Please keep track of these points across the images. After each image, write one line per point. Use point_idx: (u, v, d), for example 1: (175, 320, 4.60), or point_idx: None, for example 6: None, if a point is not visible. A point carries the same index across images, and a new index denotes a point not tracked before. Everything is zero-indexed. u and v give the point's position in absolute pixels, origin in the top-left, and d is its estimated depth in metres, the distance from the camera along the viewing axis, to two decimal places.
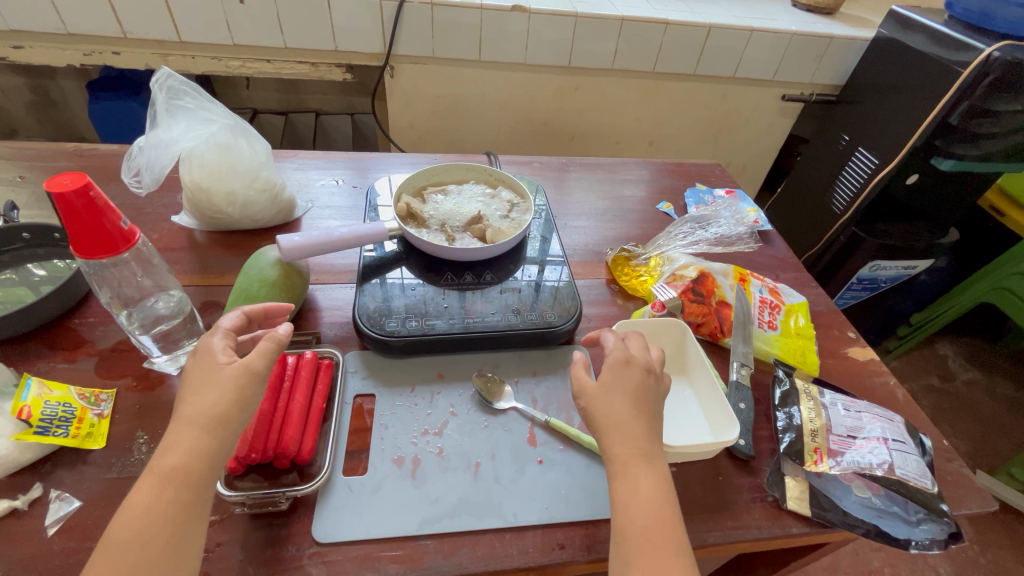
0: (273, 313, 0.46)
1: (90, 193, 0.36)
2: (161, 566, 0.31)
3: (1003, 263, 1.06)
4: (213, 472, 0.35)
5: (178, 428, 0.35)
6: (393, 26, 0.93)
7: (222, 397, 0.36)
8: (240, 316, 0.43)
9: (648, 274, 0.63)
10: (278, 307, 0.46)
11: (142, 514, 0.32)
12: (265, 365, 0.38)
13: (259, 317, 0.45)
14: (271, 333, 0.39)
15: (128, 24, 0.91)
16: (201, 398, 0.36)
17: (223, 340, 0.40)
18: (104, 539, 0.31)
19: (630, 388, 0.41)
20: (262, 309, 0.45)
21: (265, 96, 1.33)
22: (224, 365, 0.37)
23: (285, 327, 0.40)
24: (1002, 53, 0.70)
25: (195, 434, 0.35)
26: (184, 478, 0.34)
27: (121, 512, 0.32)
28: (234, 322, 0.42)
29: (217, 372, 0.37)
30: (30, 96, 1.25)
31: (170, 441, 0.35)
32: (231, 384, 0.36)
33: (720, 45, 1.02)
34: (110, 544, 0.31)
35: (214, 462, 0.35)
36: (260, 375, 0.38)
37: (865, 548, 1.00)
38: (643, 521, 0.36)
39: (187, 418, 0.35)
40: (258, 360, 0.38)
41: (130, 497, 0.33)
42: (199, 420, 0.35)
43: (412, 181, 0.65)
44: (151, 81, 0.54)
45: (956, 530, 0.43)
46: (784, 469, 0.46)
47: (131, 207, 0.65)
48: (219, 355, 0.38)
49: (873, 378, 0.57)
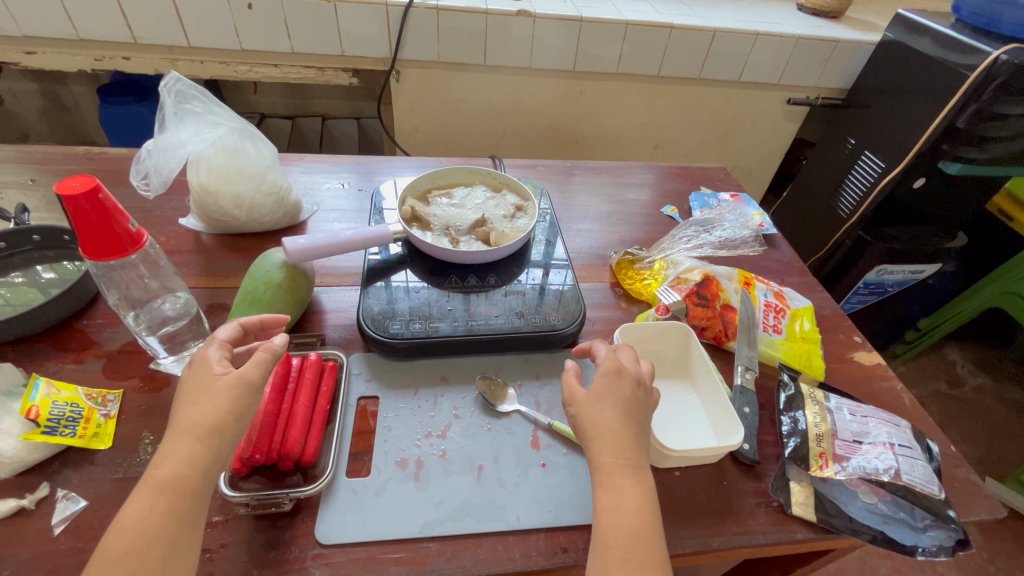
0: (269, 324, 0.45)
1: (99, 196, 0.36)
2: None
3: (1013, 268, 1.05)
4: (206, 482, 0.35)
5: (173, 438, 0.35)
6: (399, 31, 0.94)
7: (218, 407, 0.36)
8: (235, 327, 0.43)
9: (652, 277, 0.63)
10: (274, 317, 0.45)
11: (136, 524, 0.32)
12: (262, 375, 0.39)
13: (256, 328, 0.45)
14: (266, 343, 0.40)
15: (138, 30, 0.93)
16: (197, 408, 0.36)
17: (218, 352, 0.40)
18: (100, 548, 0.32)
19: (620, 398, 0.41)
20: (257, 320, 0.44)
21: (272, 100, 1.35)
22: (220, 375, 0.38)
23: (279, 339, 0.41)
24: (1010, 56, 0.70)
25: (190, 444, 0.35)
26: (178, 487, 0.34)
27: (116, 523, 0.33)
28: (231, 334, 0.42)
29: (213, 382, 0.37)
30: (42, 101, 1.27)
31: (167, 451, 0.35)
32: (228, 394, 0.37)
33: (725, 49, 1.02)
34: (106, 553, 0.32)
35: (208, 471, 0.35)
36: (256, 385, 0.38)
37: (873, 555, 0.99)
38: (627, 531, 0.36)
39: (182, 429, 0.36)
40: (253, 370, 0.38)
41: (125, 507, 0.33)
42: (194, 430, 0.35)
43: (417, 184, 0.66)
44: (160, 84, 0.54)
45: (963, 537, 0.43)
46: (789, 474, 0.46)
47: (140, 210, 0.66)
48: (215, 366, 0.38)
49: (880, 383, 0.57)
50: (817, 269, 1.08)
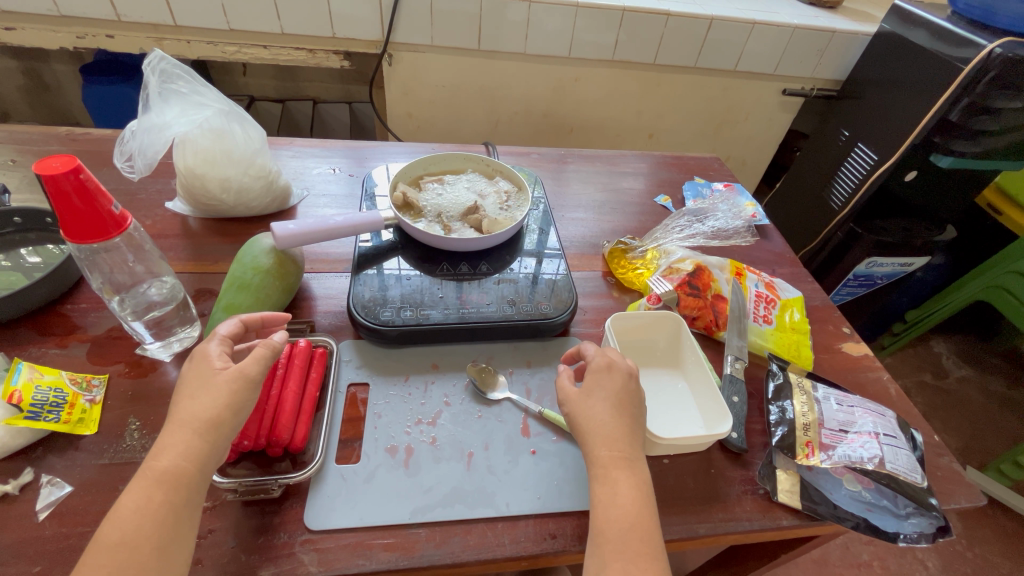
0: (270, 322, 0.45)
1: (81, 177, 0.35)
2: (153, 567, 0.31)
3: (999, 262, 1.05)
4: (203, 475, 0.35)
5: (171, 431, 0.35)
6: (391, 13, 0.92)
7: (215, 401, 0.36)
8: (237, 323, 0.42)
9: (644, 267, 0.63)
10: (275, 316, 0.45)
11: (131, 516, 0.32)
12: (260, 371, 0.38)
13: (256, 325, 0.44)
14: (266, 340, 0.40)
15: (121, 7, 0.90)
16: (195, 402, 0.36)
17: (219, 346, 0.40)
18: (94, 539, 0.31)
19: (610, 392, 0.41)
20: (258, 317, 0.44)
21: (262, 82, 1.32)
22: (220, 370, 0.38)
23: (280, 336, 0.41)
24: (1004, 49, 0.70)
25: (187, 436, 0.35)
26: (174, 479, 0.34)
27: (112, 514, 0.32)
28: (232, 330, 0.42)
29: (212, 377, 0.37)
30: (23, 80, 1.24)
31: (163, 443, 0.35)
32: (226, 389, 0.37)
33: (722, 37, 1.01)
34: (101, 543, 0.31)
35: (205, 464, 0.35)
36: (256, 381, 0.38)
37: (855, 541, 1.02)
38: (623, 523, 0.36)
39: (180, 421, 0.35)
40: (253, 365, 0.38)
41: (121, 498, 0.33)
42: (192, 423, 0.35)
43: (408, 170, 0.65)
44: (143, 63, 0.52)
45: (944, 524, 0.44)
46: (776, 462, 0.47)
47: (125, 193, 0.65)
48: (215, 360, 0.38)
49: (867, 373, 0.57)
50: (808, 261, 1.09)
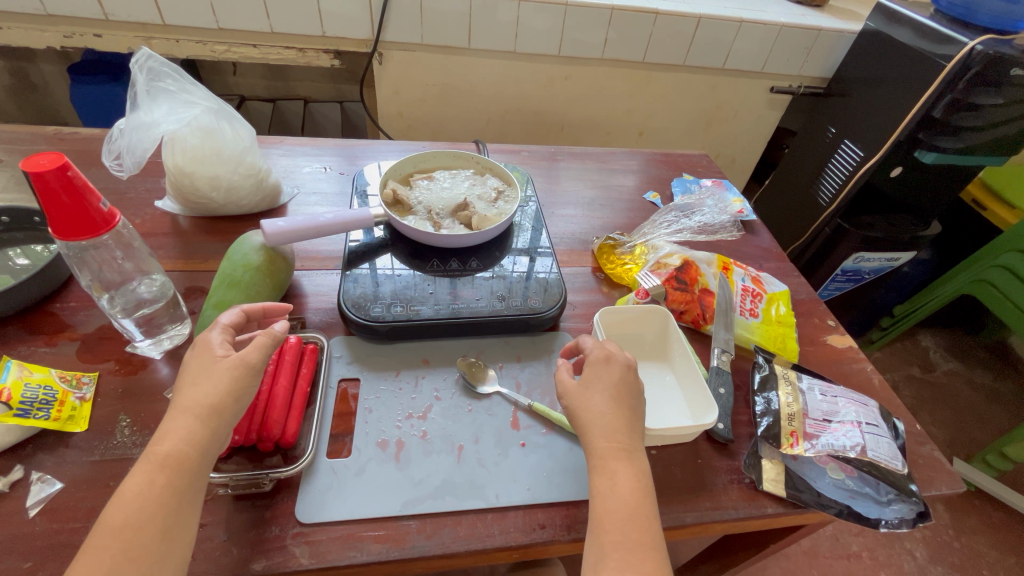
0: (271, 313, 0.45)
1: (68, 174, 0.35)
2: (156, 551, 0.32)
3: (982, 257, 1.07)
4: (206, 461, 0.35)
5: (172, 417, 0.35)
6: (381, 11, 0.93)
7: (217, 387, 0.36)
8: (238, 313, 0.43)
9: (633, 262, 0.64)
10: (276, 307, 0.45)
11: (133, 499, 0.32)
12: (262, 358, 0.39)
13: (257, 315, 0.45)
14: (267, 329, 0.40)
15: (108, 6, 0.89)
16: (197, 388, 0.36)
17: (220, 335, 0.40)
18: (98, 522, 0.32)
19: (608, 384, 0.42)
20: (260, 307, 0.44)
21: (251, 82, 1.32)
22: (221, 357, 0.38)
23: (281, 325, 0.41)
24: (985, 47, 0.71)
25: (189, 422, 0.35)
26: (177, 464, 0.34)
27: (115, 498, 0.32)
28: (234, 319, 0.42)
29: (214, 364, 0.37)
30: (8, 80, 1.23)
31: (166, 428, 0.35)
32: (227, 375, 0.37)
33: (709, 36, 1.02)
34: (105, 527, 0.31)
35: (206, 451, 0.35)
36: (256, 368, 0.38)
37: (845, 533, 1.03)
38: (621, 512, 0.37)
39: (182, 407, 0.36)
40: (254, 353, 0.38)
41: (124, 483, 0.33)
42: (194, 409, 0.35)
43: (398, 167, 0.65)
44: (130, 61, 0.52)
45: (923, 510, 0.45)
46: (761, 451, 0.47)
47: (114, 192, 0.65)
48: (217, 348, 0.39)
49: (851, 365, 0.58)
50: (796, 257, 1.10)
